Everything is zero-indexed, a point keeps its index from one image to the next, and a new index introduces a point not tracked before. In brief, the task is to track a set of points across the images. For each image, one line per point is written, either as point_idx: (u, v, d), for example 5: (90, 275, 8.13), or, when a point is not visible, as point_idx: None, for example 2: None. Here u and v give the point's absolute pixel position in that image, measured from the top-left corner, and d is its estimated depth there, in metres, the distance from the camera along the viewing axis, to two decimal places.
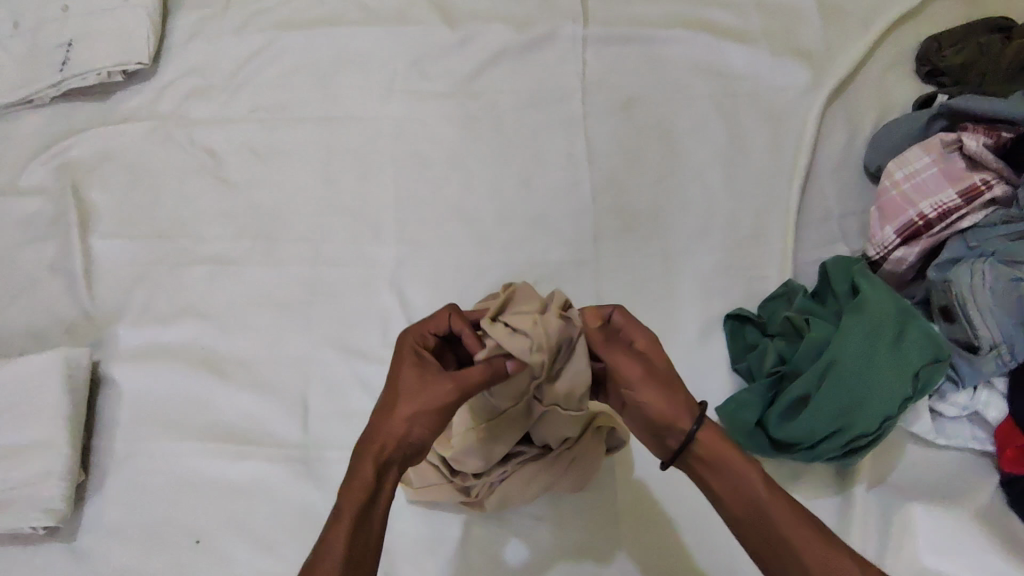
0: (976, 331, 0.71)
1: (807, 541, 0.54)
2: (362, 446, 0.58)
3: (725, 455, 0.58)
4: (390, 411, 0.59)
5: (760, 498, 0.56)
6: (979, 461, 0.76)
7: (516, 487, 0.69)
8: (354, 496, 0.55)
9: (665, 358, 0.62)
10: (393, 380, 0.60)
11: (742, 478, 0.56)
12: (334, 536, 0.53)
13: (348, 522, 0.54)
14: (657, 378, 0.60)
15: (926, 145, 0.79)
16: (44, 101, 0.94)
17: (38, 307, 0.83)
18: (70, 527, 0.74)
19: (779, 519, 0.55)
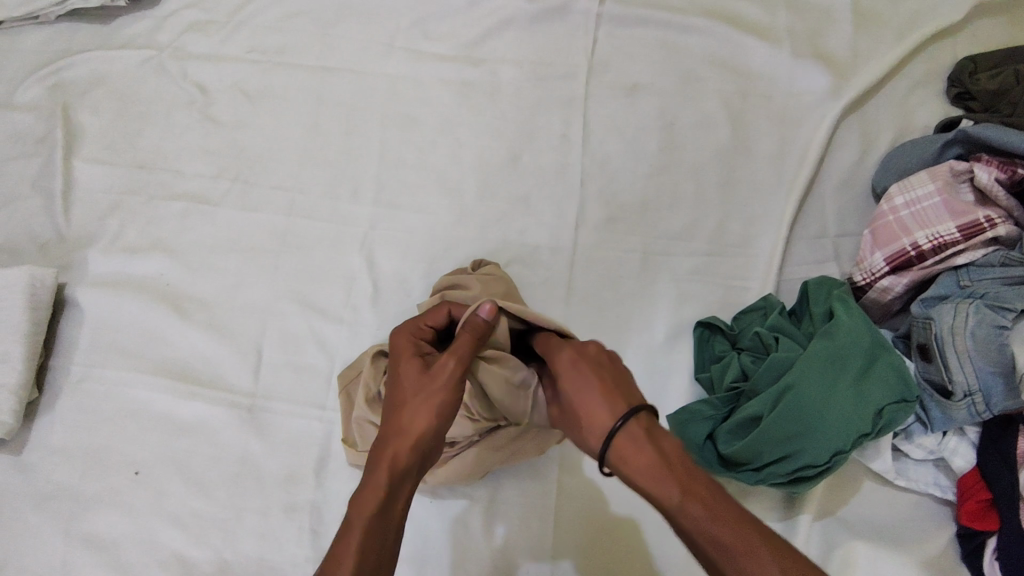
0: (952, 376, 0.66)
1: (741, 563, 0.48)
2: (374, 455, 0.56)
3: (641, 466, 0.53)
4: (402, 418, 0.58)
5: (682, 522, 0.51)
6: (939, 508, 0.73)
7: (471, 462, 0.69)
8: (365, 507, 0.53)
9: (583, 380, 0.59)
10: (398, 385, 0.60)
11: (658, 491, 0.52)
12: (344, 548, 0.51)
13: (361, 525, 0.52)
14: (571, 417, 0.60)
15: (935, 171, 0.74)
16: (48, 19, 0.93)
17: (15, 222, 0.84)
18: (17, 441, 0.75)
19: (707, 542, 0.49)
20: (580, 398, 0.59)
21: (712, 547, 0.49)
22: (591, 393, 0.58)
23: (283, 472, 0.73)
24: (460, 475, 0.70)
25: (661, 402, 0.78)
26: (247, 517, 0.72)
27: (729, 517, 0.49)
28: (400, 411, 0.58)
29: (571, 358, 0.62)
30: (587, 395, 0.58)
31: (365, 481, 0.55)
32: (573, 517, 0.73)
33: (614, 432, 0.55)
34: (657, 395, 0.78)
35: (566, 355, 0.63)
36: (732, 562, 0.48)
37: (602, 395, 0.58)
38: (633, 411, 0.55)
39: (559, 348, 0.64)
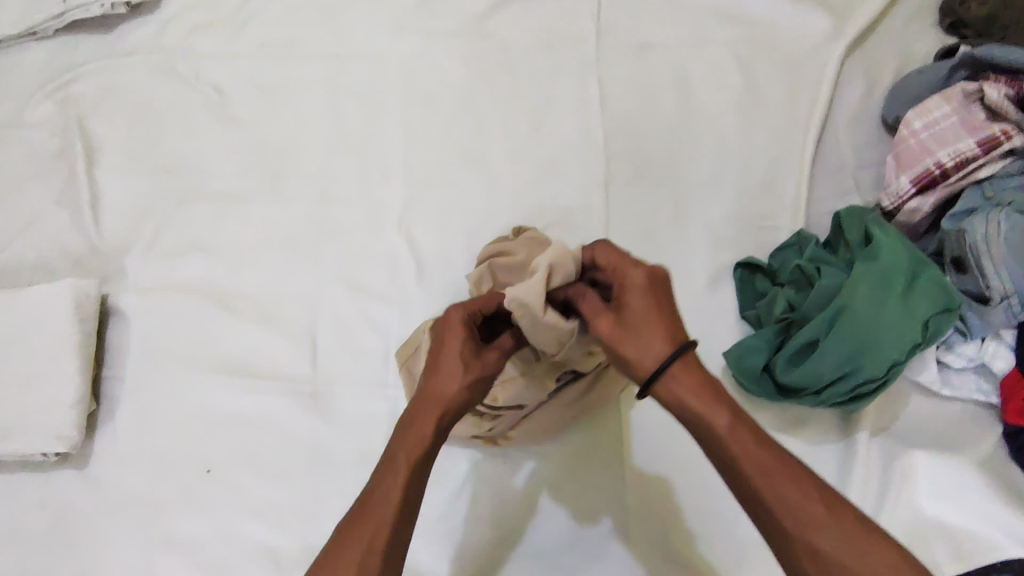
0: (988, 281, 0.71)
1: (779, 490, 0.50)
2: (417, 404, 0.58)
3: (690, 400, 0.53)
4: (441, 384, 0.57)
5: (726, 447, 0.52)
6: (984, 413, 0.76)
7: (544, 419, 0.72)
8: (411, 447, 0.55)
9: (652, 303, 0.56)
10: (440, 352, 0.59)
11: (706, 416, 0.53)
12: (391, 481, 0.54)
13: (402, 475, 0.54)
14: (624, 330, 0.56)
15: (947, 94, 0.79)
16: (48, 34, 0.92)
17: (45, 239, 0.84)
18: (81, 455, 0.76)
19: (747, 469, 0.51)
20: (649, 317, 0.55)
21: (755, 473, 0.51)
22: (661, 321, 0.55)
23: (354, 452, 0.74)
24: (533, 432, 0.72)
25: (712, 345, 0.80)
26: (325, 501, 0.72)
27: (769, 448, 0.52)
28: (436, 377, 0.58)
29: (645, 281, 0.57)
30: (653, 322, 0.55)
31: (404, 431, 0.56)
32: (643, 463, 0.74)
33: (669, 364, 0.54)
34: (707, 337, 0.80)
35: (640, 275, 0.57)
36: (771, 485, 0.50)
37: (668, 325, 0.55)
38: (683, 348, 0.54)
39: (631, 263, 0.59)
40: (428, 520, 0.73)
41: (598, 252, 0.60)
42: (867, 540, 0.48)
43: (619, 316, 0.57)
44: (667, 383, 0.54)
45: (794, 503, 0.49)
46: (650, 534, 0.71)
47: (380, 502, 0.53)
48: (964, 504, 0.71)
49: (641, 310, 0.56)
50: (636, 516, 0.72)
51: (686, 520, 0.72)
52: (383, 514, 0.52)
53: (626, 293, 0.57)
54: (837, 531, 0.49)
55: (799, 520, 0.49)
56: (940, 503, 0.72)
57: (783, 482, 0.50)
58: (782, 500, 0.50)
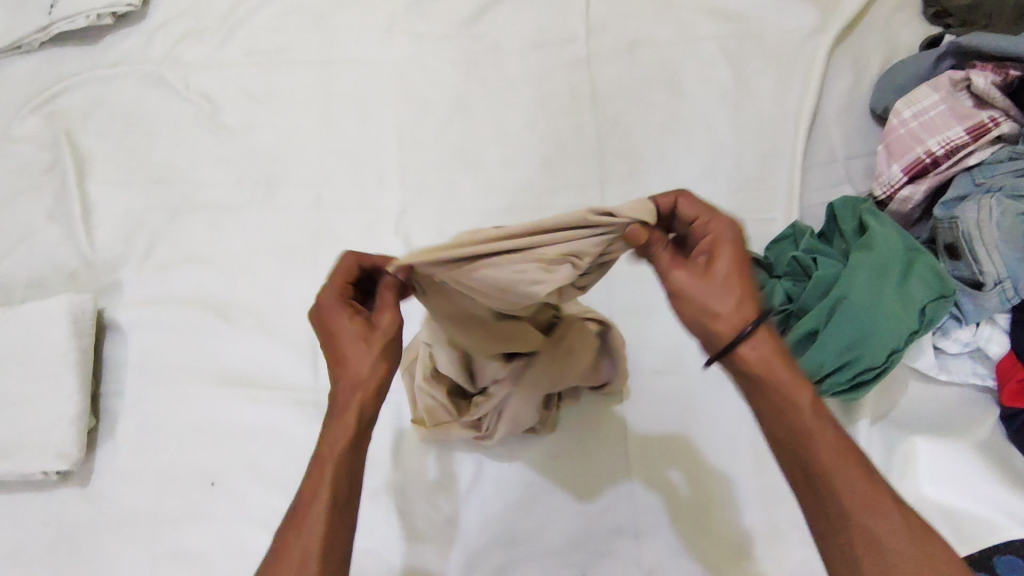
0: (982, 267, 0.70)
1: (850, 477, 0.47)
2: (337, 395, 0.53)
3: (775, 372, 0.48)
4: (348, 373, 0.52)
5: (803, 422, 0.48)
6: (980, 396, 0.77)
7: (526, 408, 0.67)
8: (339, 438, 0.51)
9: (740, 263, 0.49)
10: (335, 341, 0.53)
11: (790, 400, 0.48)
12: (320, 474, 0.50)
13: (331, 470, 0.50)
14: (714, 286, 0.48)
15: (936, 83, 0.80)
16: (33, 47, 0.91)
17: (38, 255, 0.83)
18: (82, 472, 0.75)
19: (821, 450, 0.48)
20: (738, 275, 0.49)
21: (830, 454, 0.48)
22: (747, 286, 0.49)
23: None
24: (516, 421, 0.69)
25: None
26: None
27: (844, 437, 0.49)
28: (342, 366, 0.52)
29: (733, 235, 0.49)
30: (737, 283, 0.48)
31: (328, 430, 0.52)
32: (648, 456, 0.74)
33: (756, 332, 0.48)
34: None
35: (732, 231, 0.49)
36: (842, 476, 0.47)
37: (753, 287, 0.49)
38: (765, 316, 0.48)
39: (720, 217, 0.50)
40: (436, 524, 0.72)
41: (682, 202, 0.51)
42: (933, 544, 0.46)
43: (707, 270, 0.49)
44: (748, 349, 0.48)
45: (863, 491, 0.47)
46: (659, 526, 0.71)
47: (312, 504, 0.49)
48: (965, 485, 0.72)
49: (729, 267, 0.48)
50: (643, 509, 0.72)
51: (693, 513, 0.72)
52: (317, 514, 0.49)
53: (716, 251, 0.49)
54: (906, 527, 0.46)
55: (866, 508, 0.46)
56: (942, 485, 0.73)
57: (856, 468, 0.47)
58: (850, 498, 0.47)
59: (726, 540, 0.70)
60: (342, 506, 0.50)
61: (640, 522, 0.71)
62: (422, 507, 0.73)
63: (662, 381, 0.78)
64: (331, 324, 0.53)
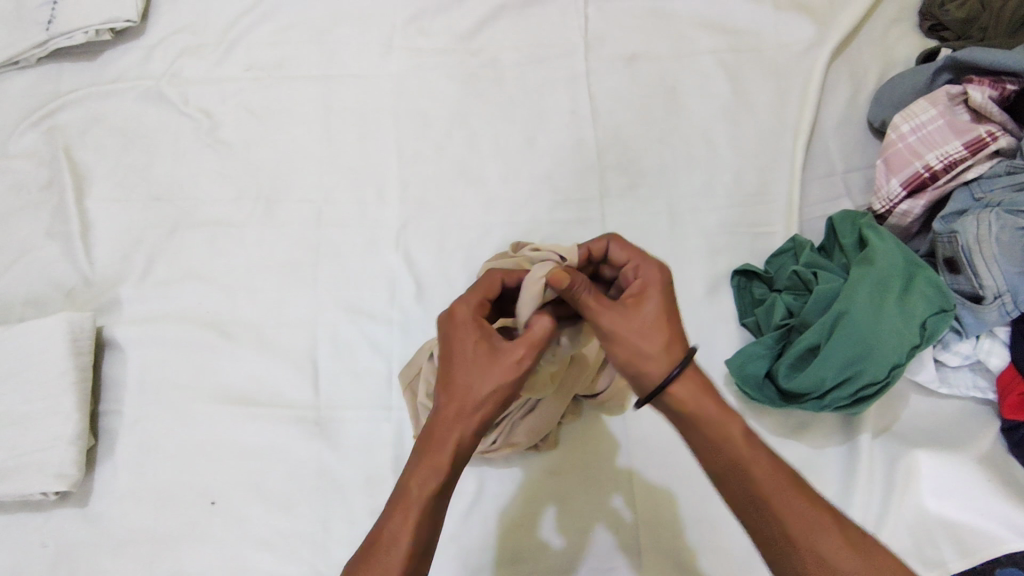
0: (982, 281, 0.71)
1: (788, 500, 0.51)
2: (433, 432, 0.54)
3: (700, 407, 0.54)
4: (454, 405, 0.54)
5: (737, 452, 0.52)
6: (979, 409, 0.77)
7: (541, 415, 0.68)
8: (425, 480, 0.52)
9: (665, 305, 0.56)
10: (452, 362, 0.56)
11: (720, 433, 0.53)
12: (401, 521, 0.51)
13: (416, 513, 0.51)
14: (642, 326, 0.54)
15: (933, 97, 0.80)
16: (31, 63, 0.91)
17: (36, 272, 0.82)
18: (81, 492, 0.74)
19: (758, 476, 0.52)
20: (662, 314, 0.55)
21: (767, 481, 0.52)
22: (671, 325, 0.55)
23: (360, 477, 0.73)
24: (533, 429, 0.69)
25: (712, 353, 0.80)
26: (334, 527, 0.71)
27: (776, 461, 0.53)
28: (453, 392, 0.54)
29: (658, 280, 0.57)
30: (662, 324, 0.55)
31: (414, 469, 0.53)
32: (651, 473, 0.74)
33: (681, 368, 0.54)
34: (707, 345, 0.81)
35: (659, 276, 0.57)
36: (782, 499, 0.51)
37: (677, 327, 0.55)
38: (690, 353, 0.54)
39: (646, 264, 0.59)
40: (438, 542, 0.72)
41: (616, 250, 0.60)
42: (874, 555, 0.50)
43: (635, 311, 0.55)
44: (676, 388, 0.54)
45: (801, 511, 0.51)
46: (661, 544, 0.71)
47: (391, 548, 0.50)
48: (966, 499, 0.72)
49: (655, 308, 0.55)
50: (645, 526, 0.72)
51: (695, 529, 0.72)
52: (393, 557, 0.50)
53: (643, 294, 0.57)
54: (848, 541, 0.50)
55: (807, 528, 0.50)
56: (943, 499, 0.73)
57: (794, 490, 0.51)
58: (793, 521, 0.50)
59: (728, 556, 0.71)
60: (420, 552, 0.51)
61: (642, 540, 0.71)
62: None
63: None
64: (457, 346, 0.56)
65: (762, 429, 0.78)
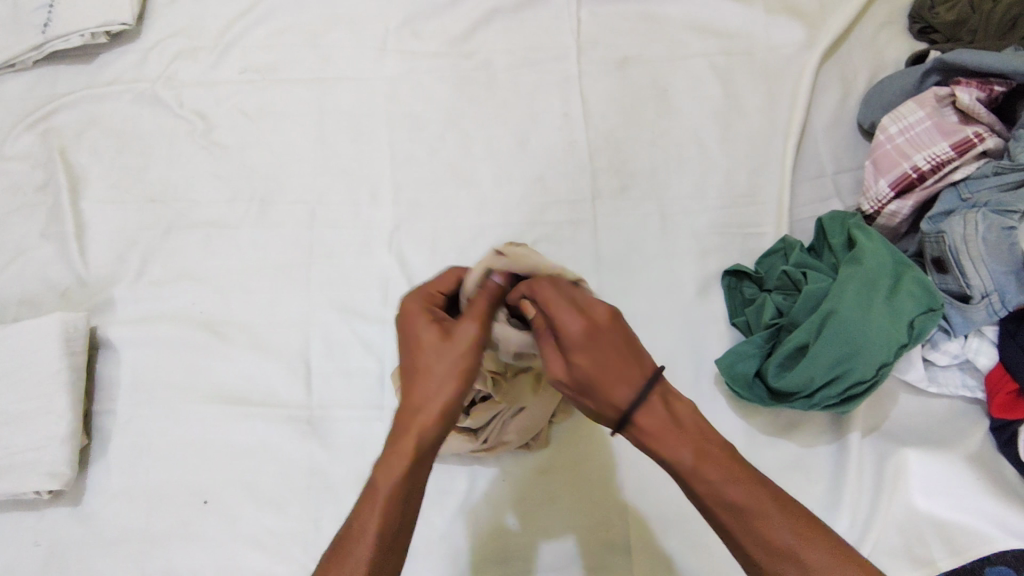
0: (969, 281, 0.71)
1: (748, 528, 0.49)
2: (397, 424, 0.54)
3: (655, 438, 0.51)
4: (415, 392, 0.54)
5: (689, 482, 0.51)
6: (970, 408, 0.77)
7: (530, 414, 0.68)
8: (390, 474, 0.52)
9: (600, 351, 0.52)
10: (411, 349, 0.55)
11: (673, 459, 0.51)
12: (367, 514, 0.51)
13: (381, 507, 0.51)
14: (580, 383, 0.52)
15: (921, 99, 0.81)
16: (27, 66, 0.92)
17: (31, 272, 0.83)
18: (74, 491, 0.75)
19: (713, 502, 0.50)
20: (600, 361, 0.52)
21: (722, 509, 0.50)
22: (611, 365, 0.52)
23: (351, 475, 0.73)
24: (523, 428, 0.70)
25: (702, 352, 0.81)
26: (326, 526, 0.72)
27: (737, 482, 0.50)
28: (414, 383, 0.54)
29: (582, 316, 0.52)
30: (608, 372, 0.52)
31: (380, 461, 0.53)
32: (643, 473, 0.74)
33: (633, 410, 0.51)
34: (698, 345, 0.81)
35: (578, 324, 0.52)
36: (741, 522, 0.49)
37: (624, 366, 0.52)
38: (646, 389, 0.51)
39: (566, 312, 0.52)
40: (429, 541, 0.72)
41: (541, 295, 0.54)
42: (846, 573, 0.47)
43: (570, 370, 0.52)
44: (633, 426, 0.52)
45: (762, 536, 0.49)
46: (652, 544, 0.72)
47: (359, 541, 0.50)
48: (955, 498, 0.72)
49: (585, 360, 0.52)
50: (635, 525, 0.72)
51: (684, 529, 0.72)
52: (360, 552, 0.49)
53: (573, 352, 0.52)
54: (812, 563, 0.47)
55: (768, 554, 0.49)
56: (933, 499, 0.73)
57: (750, 517, 0.49)
58: (752, 546, 0.49)
59: (719, 555, 0.71)
60: (387, 550, 0.50)
61: (632, 540, 0.72)
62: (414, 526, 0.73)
63: None
64: (409, 332, 0.56)
65: (752, 428, 0.78)
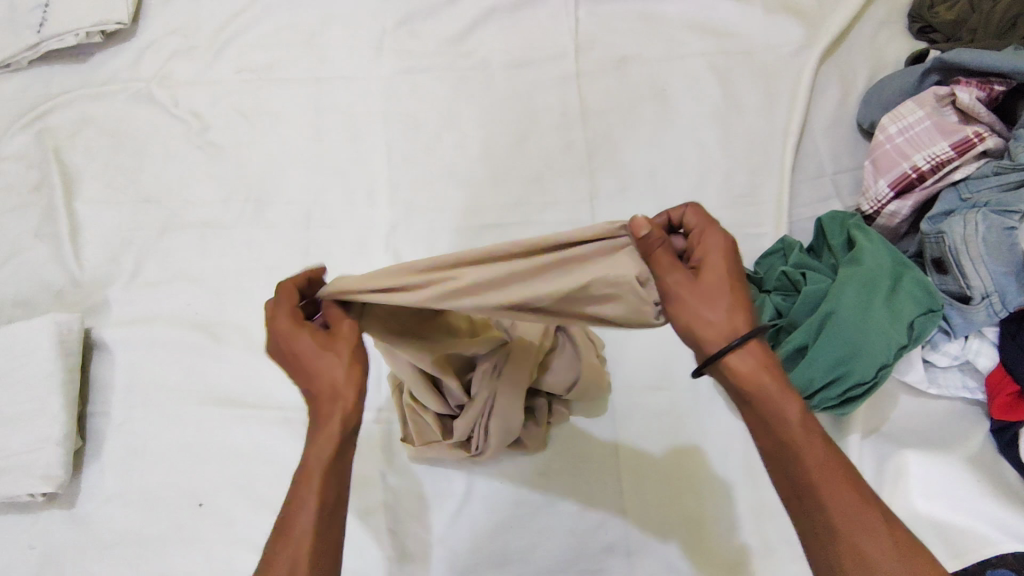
0: (969, 281, 0.70)
1: (839, 494, 0.47)
2: (315, 417, 0.50)
3: (760, 382, 0.49)
4: (316, 389, 0.50)
5: (790, 434, 0.49)
6: (970, 409, 0.77)
7: (514, 416, 0.65)
8: (322, 456, 0.49)
9: (732, 270, 0.50)
10: (301, 364, 0.51)
11: (779, 411, 0.49)
12: (308, 492, 0.49)
13: (319, 488, 0.49)
14: (706, 289, 0.49)
15: (921, 99, 0.81)
16: (22, 66, 0.92)
17: (25, 273, 0.82)
18: (69, 493, 0.74)
19: (808, 462, 0.48)
20: (726, 279, 0.50)
21: (816, 467, 0.48)
22: (736, 293, 0.50)
23: None
24: (501, 429, 0.66)
25: None
26: None
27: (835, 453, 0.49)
28: (316, 380, 0.50)
29: (729, 249, 0.51)
30: (728, 292, 0.50)
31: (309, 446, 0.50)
32: (644, 475, 0.74)
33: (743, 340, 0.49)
34: None
35: (727, 243, 0.51)
36: (830, 488, 0.47)
37: (743, 299, 0.50)
38: (755, 332, 0.49)
39: (714, 228, 0.51)
40: (427, 544, 0.71)
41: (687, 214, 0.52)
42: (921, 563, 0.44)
43: (697, 279, 0.49)
44: (733, 359, 0.49)
45: (850, 508, 0.46)
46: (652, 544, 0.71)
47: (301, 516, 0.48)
48: (955, 500, 0.72)
49: (719, 271, 0.50)
50: (635, 526, 0.72)
51: (683, 531, 0.71)
52: (304, 527, 0.48)
53: (708, 263, 0.50)
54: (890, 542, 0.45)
55: (851, 522, 0.46)
56: (933, 500, 0.72)
57: (846, 486, 0.47)
58: (837, 513, 0.46)
59: (719, 557, 0.70)
60: (331, 511, 0.49)
61: (632, 541, 0.71)
62: (413, 529, 0.72)
63: (655, 397, 0.77)
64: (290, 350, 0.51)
65: None
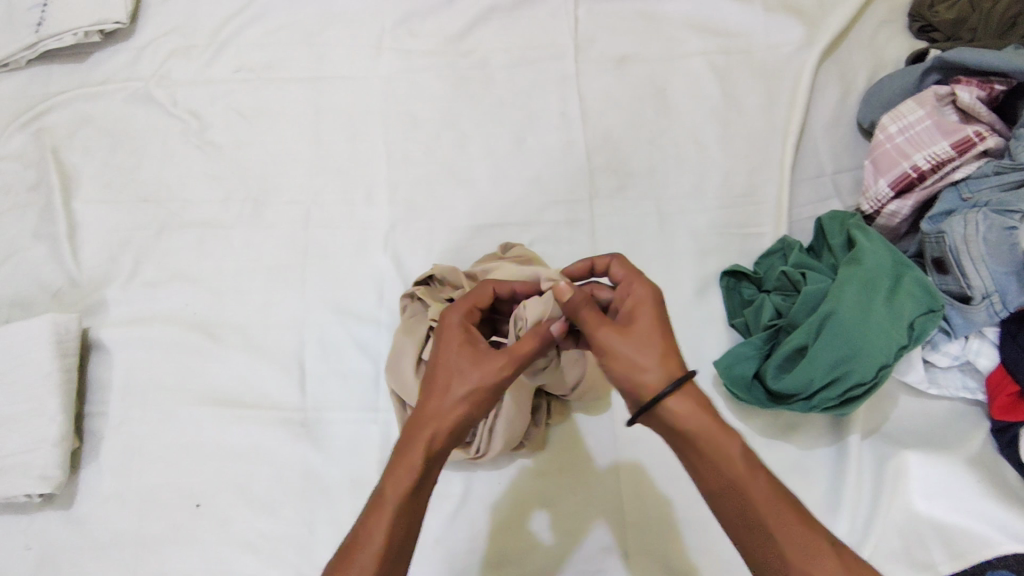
0: (970, 281, 0.70)
1: (788, 527, 0.51)
2: (413, 430, 0.55)
3: (701, 422, 0.53)
4: (432, 402, 0.56)
5: (734, 474, 0.52)
6: (971, 410, 0.76)
7: (522, 414, 0.66)
8: (398, 483, 0.52)
9: (658, 320, 0.56)
10: (438, 372, 0.57)
11: (721, 453, 0.53)
12: (372, 524, 0.51)
13: (388, 518, 0.51)
14: (636, 337, 0.55)
15: (922, 98, 0.80)
16: (20, 65, 0.91)
17: (23, 273, 0.82)
18: (67, 494, 0.74)
19: (755, 498, 0.52)
20: (653, 326, 0.55)
21: (762, 504, 0.51)
22: (663, 339, 0.55)
23: (347, 478, 0.72)
24: (506, 432, 0.66)
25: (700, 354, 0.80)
26: (320, 530, 0.71)
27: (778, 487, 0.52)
28: (449, 391, 0.55)
29: (651, 298, 0.57)
30: (657, 341, 0.55)
31: (388, 470, 0.53)
32: (642, 476, 0.73)
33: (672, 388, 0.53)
34: (696, 347, 0.80)
35: (649, 295, 0.57)
36: (777, 522, 0.51)
37: (671, 347, 0.55)
38: (683, 377, 0.53)
39: (639, 280, 0.58)
40: (425, 545, 0.71)
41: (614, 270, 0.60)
42: None
43: (625, 328, 0.55)
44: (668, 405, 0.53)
45: (799, 541, 0.50)
46: (649, 546, 0.71)
47: (364, 548, 0.50)
48: (954, 501, 0.72)
49: (646, 320, 0.55)
50: (633, 527, 0.71)
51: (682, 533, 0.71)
52: (364, 558, 0.50)
53: (636, 313, 0.56)
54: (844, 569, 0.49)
55: (803, 554, 0.50)
56: (933, 501, 0.72)
57: (793, 520, 0.51)
58: (789, 546, 0.50)
59: (717, 558, 0.70)
60: (398, 540, 0.51)
61: (629, 543, 0.71)
62: None
63: None
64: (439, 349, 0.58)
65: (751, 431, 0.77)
